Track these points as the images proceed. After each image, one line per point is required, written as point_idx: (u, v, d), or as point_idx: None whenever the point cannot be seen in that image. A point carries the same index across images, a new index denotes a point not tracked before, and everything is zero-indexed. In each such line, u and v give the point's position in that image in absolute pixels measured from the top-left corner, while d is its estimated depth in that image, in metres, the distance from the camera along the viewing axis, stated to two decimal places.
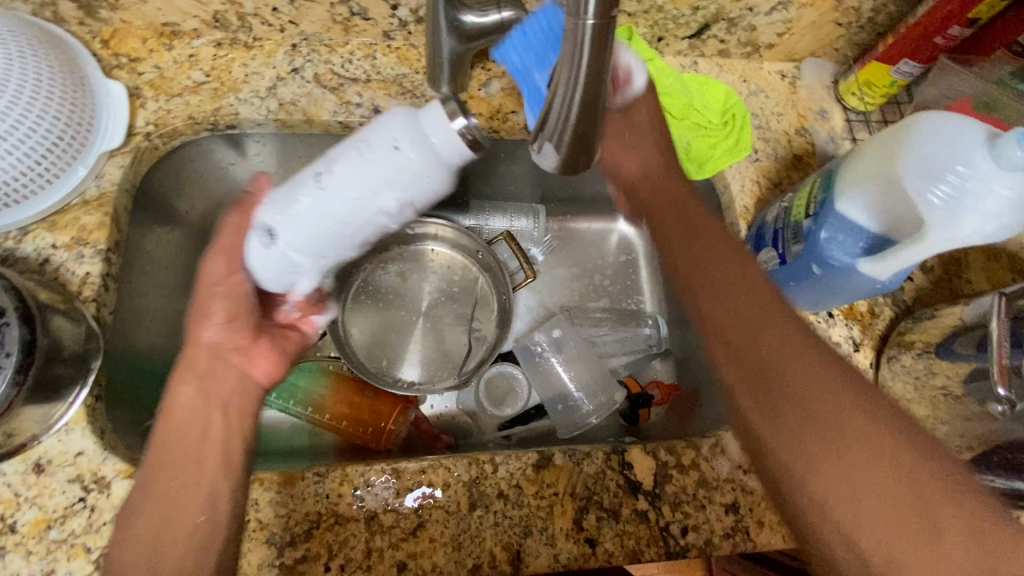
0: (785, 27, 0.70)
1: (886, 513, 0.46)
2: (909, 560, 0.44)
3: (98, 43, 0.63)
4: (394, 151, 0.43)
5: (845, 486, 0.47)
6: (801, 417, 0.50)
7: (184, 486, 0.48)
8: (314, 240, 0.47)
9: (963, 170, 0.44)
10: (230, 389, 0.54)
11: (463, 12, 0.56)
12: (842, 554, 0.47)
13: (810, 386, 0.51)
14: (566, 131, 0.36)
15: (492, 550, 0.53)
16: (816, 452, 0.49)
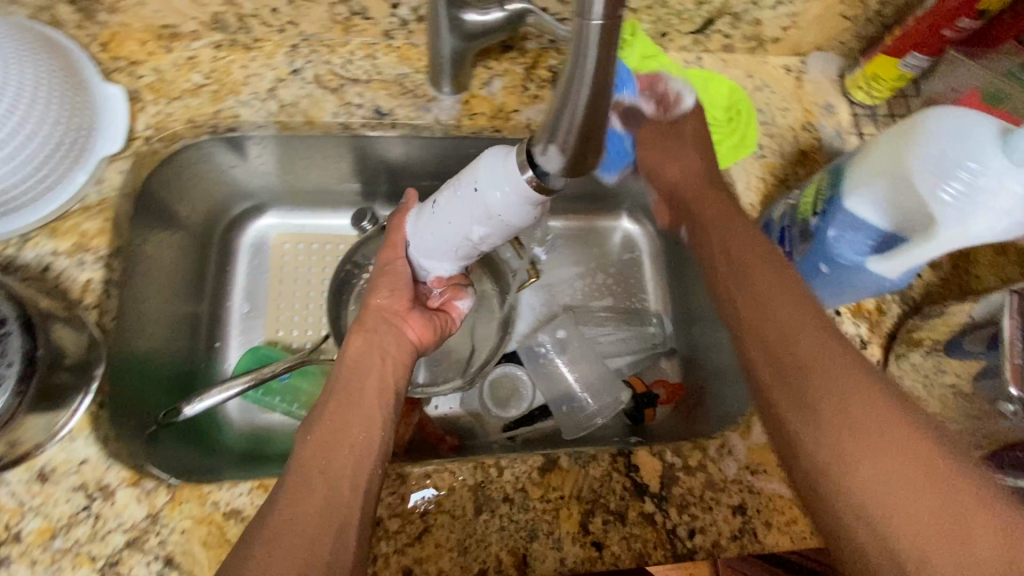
0: (791, 21, 0.69)
1: (865, 408, 0.42)
2: (861, 456, 0.41)
3: (96, 47, 0.63)
4: (476, 192, 0.48)
5: (880, 467, 0.40)
6: (784, 369, 0.48)
7: (364, 425, 0.52)
8: (435, 245, 0.56)
9: (975, 166, 0.43)
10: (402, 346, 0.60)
11: (465, 10, 0.55)
12: (810, 474, 0.43)
13: (772, 296, 0.52)
14: (574, 135, 0.34)
15: (498, 554, 0.53)
16: (858, 415, 0.42)
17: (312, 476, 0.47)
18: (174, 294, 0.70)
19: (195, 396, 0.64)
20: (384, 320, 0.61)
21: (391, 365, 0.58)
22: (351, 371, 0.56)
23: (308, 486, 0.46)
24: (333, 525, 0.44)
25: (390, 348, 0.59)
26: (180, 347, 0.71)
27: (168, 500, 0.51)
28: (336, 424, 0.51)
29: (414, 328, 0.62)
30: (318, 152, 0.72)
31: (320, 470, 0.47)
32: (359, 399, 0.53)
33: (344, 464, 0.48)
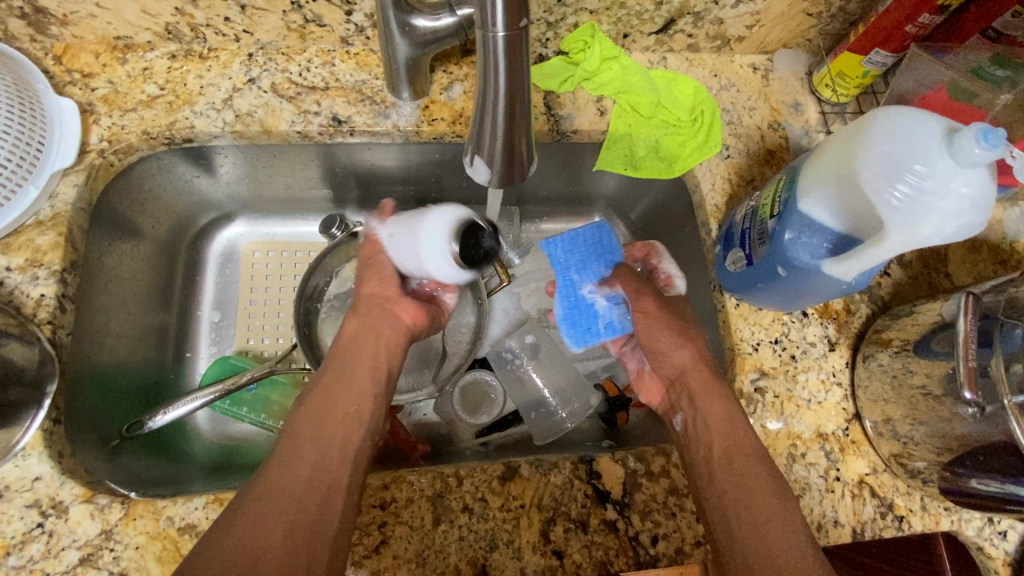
0: (754, 19, 0.68)
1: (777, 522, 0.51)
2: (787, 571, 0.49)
3: (50, 60, 0.63)
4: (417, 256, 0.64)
5: (778, 546, 0.50)
6: (720, 470, 0.55)
7: (355, 400, 0.59)
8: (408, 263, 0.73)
9: (921, 168, 0.42)
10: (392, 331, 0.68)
11: (413, 15, 0.55)
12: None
13: (721, 429, 0.57)
14: (497, 143, 0.35)
15: (457, 564, 0.53)
16: (770, 530, 0.51)
17: (302, 446, 0.54)
18: (138, 305, 0.69)
19: (161, 409, 0.64)
20: (379, 307, 0.68)
21: (384, 347, 0.66)
22: (345, 353, 0.64)
23: (299, 451, 0.54)
24: (322, 486, 0.52)
25: (383, 330, 0.67)
26: (145, 359, 0.70)
27: (122, 516, 0.51)
28: (329, 400, 0.59)
29: (408, 313, 0.70)
30: (281, 160, 0.72)
31: (310, 440, 0.55)
32: (352, 377, 0.61)
33: (333, 434, 0.56)
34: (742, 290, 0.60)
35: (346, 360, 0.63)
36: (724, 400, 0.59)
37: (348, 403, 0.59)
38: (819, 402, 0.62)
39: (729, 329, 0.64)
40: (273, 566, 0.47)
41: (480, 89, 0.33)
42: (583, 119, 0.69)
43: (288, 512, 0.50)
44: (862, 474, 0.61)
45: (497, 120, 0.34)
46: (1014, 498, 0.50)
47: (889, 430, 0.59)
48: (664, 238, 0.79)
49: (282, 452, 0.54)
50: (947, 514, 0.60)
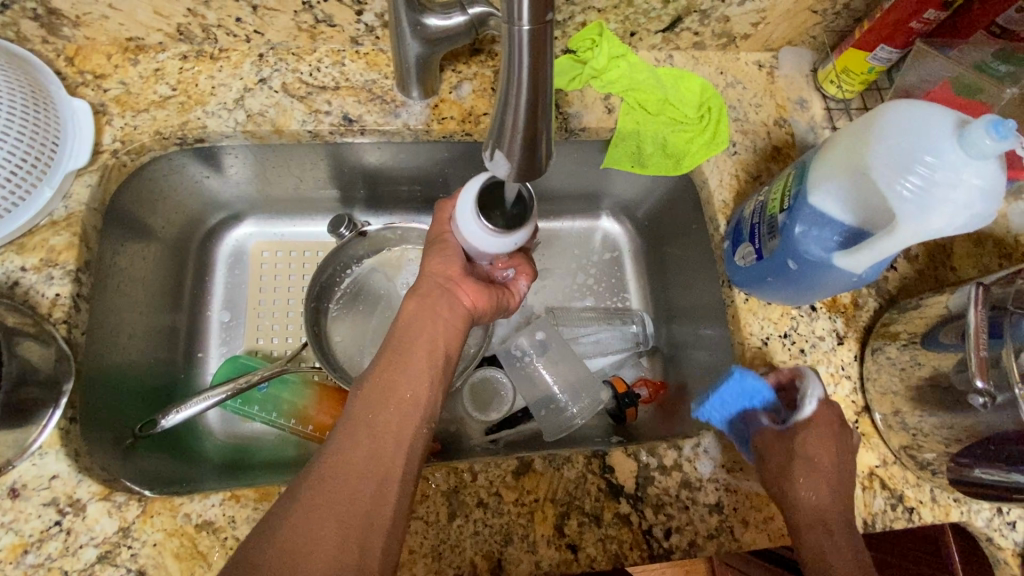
0: (759, 17, 0.69)
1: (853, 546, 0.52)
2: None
3: (62, 61, 0.63)
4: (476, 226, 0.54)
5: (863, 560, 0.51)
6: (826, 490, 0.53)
7: (414, 384, 0.53)
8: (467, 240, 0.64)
9: (932, 160, 0.43)
10: (452, 311, 0.59)
11: (426, 14, 0.55)
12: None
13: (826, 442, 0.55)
14: (518, 137, 0.35)
15: (472, 559, 0.53)
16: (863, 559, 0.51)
17: (359, 430, 0.49)
18: (150, 305, 0.70)
19: (173, 409, 0.64)
20: (439, 285, 0.59)
21: (443, 329, 0.57)
22: (402, 330, 0.56)
23: (353, 442, 0.48)
24: (375, 477, 0.47)
25: (443, 309, 0.58)
26: (156, 360, 0.71)
27: (139, 513, 0.51)
28: (383, 384, 0.52)
29: (470, 294, 0.61)
30: (290, 159, 0.72)
31: (367, 425, 0.50)
32: (407, 360, 0.54)
33: (388, 419, 0.50)
34: (752, 284, 0.60)
35: (400, 343, 0.55)
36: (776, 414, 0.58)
37: (405, 387, 0.52)
38: (828, 395, 0.63)
39: (738, 324, 0.65)
40: (324, 563, 0.43)
41: (503, 82, 0.34)
42: (591, 116, 0.70)
43: (339, 508, 0.45)
44: (871, 466, 0.61)
45: (517, 116, 0.35)
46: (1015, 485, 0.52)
47: (899, 422, 0.60)
48: (671, 235, 0.79)
49: (339, 440, 0.49)
50: (957, 505, 0.60)
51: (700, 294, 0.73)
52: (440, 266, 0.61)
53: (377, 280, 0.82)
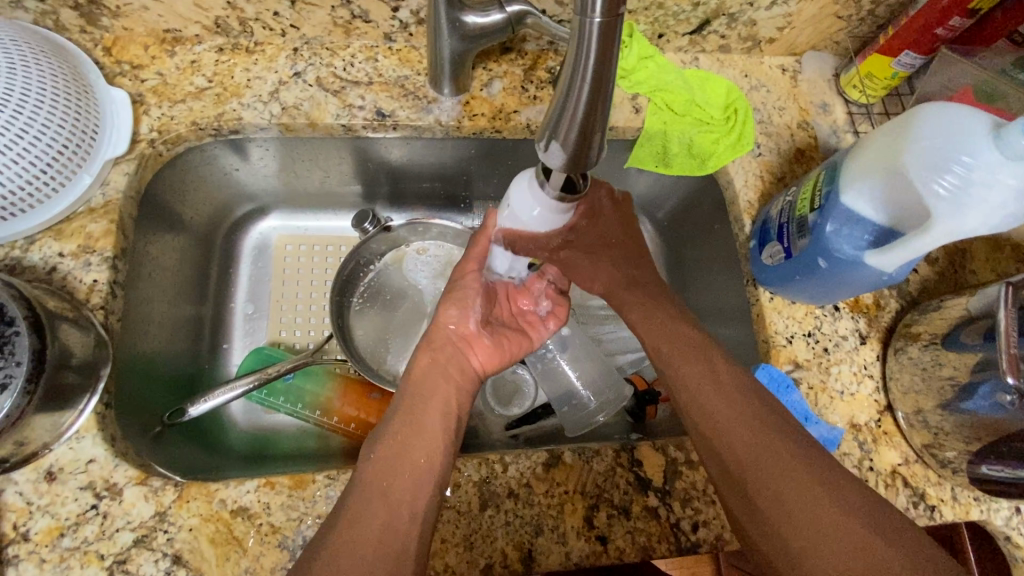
0: (785, 22, 0.70)
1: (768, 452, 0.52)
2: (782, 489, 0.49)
3: (100, 51, 0.63)
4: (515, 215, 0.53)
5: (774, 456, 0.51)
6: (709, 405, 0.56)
7: (427, 447, 0.53)
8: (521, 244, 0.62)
9: (969, 160, 0.44)
10: (464, 371, 0.63)
11: (464, 12, 0.56)
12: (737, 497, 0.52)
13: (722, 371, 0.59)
14: (575, 129, 0.36)
15: (504, 549, 0.53)
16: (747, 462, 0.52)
17: (372, 496, 0.48)
18: (179, 294, 0.70)
19: (202, 397, 0.65)
20: (452, 342, 0.64)
21: (456, 387, 0.61)
22: (411, 398, 0.57)
23: (369, 509, 0.47)
24: (389, 554, 0.45)
25: (455, 370, 0.62)
26: (183, 349, 0.71)
27: (176, 498, 0.51)
28: (393, 454, 0.51)
29: (480, 353, 0.65)
30: (319, 153, 0.73)
31: (380, 492, 0.49)
32: (419, 425, 0.54)
33: (403, 485, 0.49)
34: (780, 283, 0.61)
35: (411, 408, 0.56)
36: (759, 433, 0.53)
37: (416, 453, 0.52)
38: (851, 394, 0.64)
39: (763, 322, 0.65)
40: None
41: (566, 72, 0.35)
42: (619, 116, 0.71)
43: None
44: (894, 464, 0.62)
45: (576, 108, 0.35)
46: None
47: (921, 421, 0.61)
48: (693, 235, 0.80)
49: (350, 514, 0.47)
50: (977, 504, 0.61)
51: (722, 293, 0.74)
52: (455, 320, 0.65)
53: (394, 275, 0.82)
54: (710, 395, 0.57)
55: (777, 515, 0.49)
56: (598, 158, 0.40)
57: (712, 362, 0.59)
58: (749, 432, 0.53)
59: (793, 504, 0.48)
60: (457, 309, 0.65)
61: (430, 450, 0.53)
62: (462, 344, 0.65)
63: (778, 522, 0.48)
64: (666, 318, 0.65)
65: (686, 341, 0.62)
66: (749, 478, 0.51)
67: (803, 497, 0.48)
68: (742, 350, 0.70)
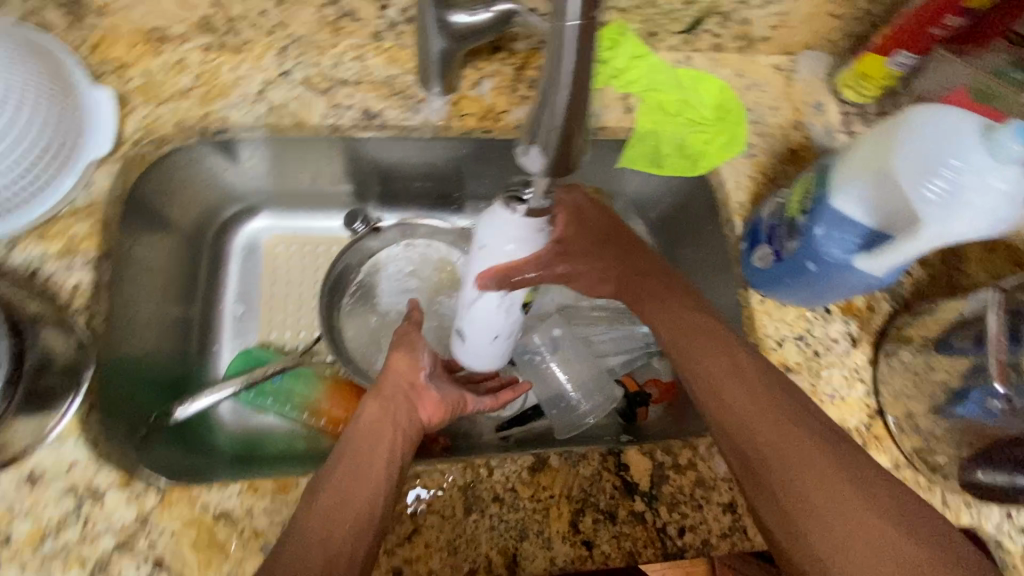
0: (779, 20, 0.69)
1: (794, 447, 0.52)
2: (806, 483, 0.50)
3: (85, 50, 0.63)
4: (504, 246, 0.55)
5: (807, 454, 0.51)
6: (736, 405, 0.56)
7: (368, 495, 0.49)
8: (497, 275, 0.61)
9: (959, 164, 0.43)
10: (411, 422, 0.58)
11: (451, 11, 0.55)
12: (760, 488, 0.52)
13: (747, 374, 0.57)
14: (554, 133, 0.36)
15: (488, 554, 0.53)
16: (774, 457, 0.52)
17: (309, 544, 0.46)
18: (166, 294, 0.70)
19: (189, 399, 0.66)
20: (402, 391, 0.59)
21: (404, 434, 0.55)
22: (353, 445, 0.53)
23: (303, 559, 0.45)
24: None
25: (404, 420, 0.57)
26: (171, 351, 0.71)
27: (158, 502, 0.51)
28: (334, 499, 0.49)
29: (426, 407, 0.60)
30: (308, 153, 0.72)
31: (316, 539, 0.46)
32: (358, 474, 0.50)
33: (342, 536, 0.47)
34: (770, 285, 0.61)
35: (351, 458, 0.52)
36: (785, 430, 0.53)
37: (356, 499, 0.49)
38: (842, 398, 0.63)
39: (753, 326, 0.65)
40: None
41: (544, 75, 0.35)
42: (610, 116, 0.70)
43: None
44: (884, 469, 0.61)
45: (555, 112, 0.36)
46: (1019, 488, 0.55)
47: (912, 425, 0.60)
48: (685, 236, 0.78)
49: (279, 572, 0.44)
50: (967, 510, 0.61)
51: (712, 294, 0.74)
52: (405, 369, 0.60)
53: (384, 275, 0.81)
54: (738, 394, 0.56)
55: (800, 508, 0.49)
56: (581, 163, 0.39)
57: (733, 356, 0.59)
58: (772, 424, 0.54)
59: (817, 498, 0.49)
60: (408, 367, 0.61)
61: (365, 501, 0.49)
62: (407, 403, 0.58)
63: (799, 511, 0.49)
64: (681, 312, 0.64)
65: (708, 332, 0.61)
66: (772, 472, 0.51)
67: (830, 489, 0.49)
68: None
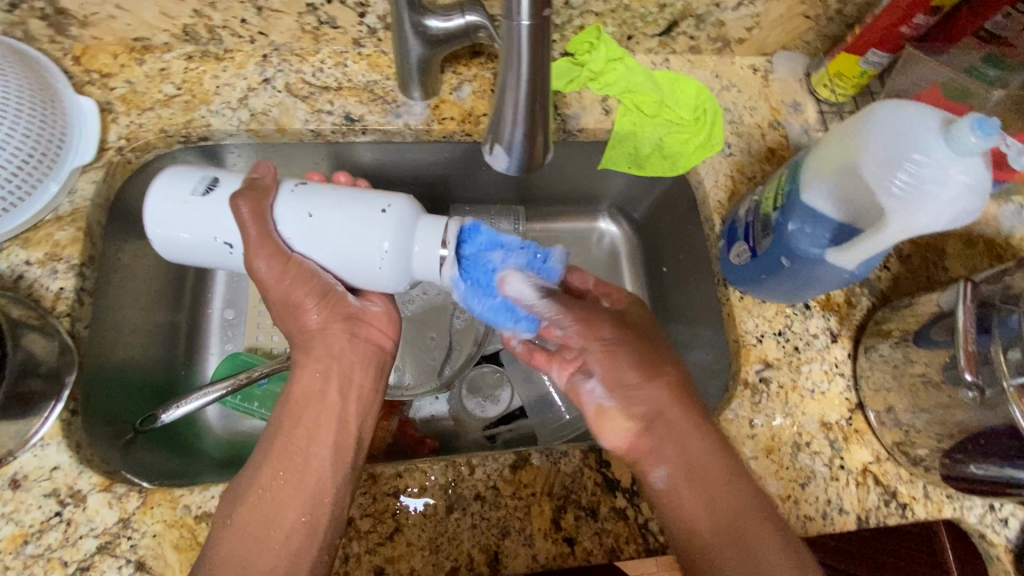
0: (754, 22, 0.70)
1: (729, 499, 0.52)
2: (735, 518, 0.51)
3: (70, 60, 0.64)
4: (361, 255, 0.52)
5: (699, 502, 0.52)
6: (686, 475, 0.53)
7: (281, 460, 0.51)
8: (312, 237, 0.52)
9: (919, 158, 0.44)
10: (338, 372, 0.57)
11: (427, 16, 0.56)
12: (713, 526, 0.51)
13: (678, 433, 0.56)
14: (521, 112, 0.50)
15: (469, 552, 0.53)
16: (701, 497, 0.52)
17: (281, 436, 0.53)
18: (153, 301, 0.70)
19: (172, 404, 0.64)
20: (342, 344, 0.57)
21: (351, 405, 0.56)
22: (294, 421, 0.54)
23: (274, 449, 0.52)
24: (290, 479, 0.51)
25: (352, 374, 0.57)
26: (156, 356, 0.70)
27: (139, 504, 0.51)
28: (268, 511, 0.49)
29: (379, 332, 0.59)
30: (293, 159, 0.72)
31: (277, 454, 0.52)
32: (307, 451, 0.52)
33: (290, 457, 0.52)
34: (747, 283, 0.61)
35: (282, 458, 0.51)
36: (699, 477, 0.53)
37: (321, 464, 0.52)
38: (822, 392, 0.64)
39: (733, 322, 0.66)
40: (254, 517, 0.49)
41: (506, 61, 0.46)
42: (589, 117, 0.71)
43: (264, 507, 0.49)
44: (865, 462, 0.62)
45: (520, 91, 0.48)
46: (1001, 480, 0.54)
47: (892, 419, 0.60)
48: (666, 237, 0.81)
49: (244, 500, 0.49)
50: (949, 502, 0.61)
51: (694, 293, 0.75)
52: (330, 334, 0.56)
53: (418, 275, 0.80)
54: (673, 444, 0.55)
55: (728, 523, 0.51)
56: (532, 162, 0.56)
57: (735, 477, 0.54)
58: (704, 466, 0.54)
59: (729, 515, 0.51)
60: (341, 322, 0.56)
61: (302, 517, 0.49)
62: (338, 375, 0.56)
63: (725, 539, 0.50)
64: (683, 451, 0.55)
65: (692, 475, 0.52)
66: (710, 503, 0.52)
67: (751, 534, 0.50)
68: (717, 352, 0.70)
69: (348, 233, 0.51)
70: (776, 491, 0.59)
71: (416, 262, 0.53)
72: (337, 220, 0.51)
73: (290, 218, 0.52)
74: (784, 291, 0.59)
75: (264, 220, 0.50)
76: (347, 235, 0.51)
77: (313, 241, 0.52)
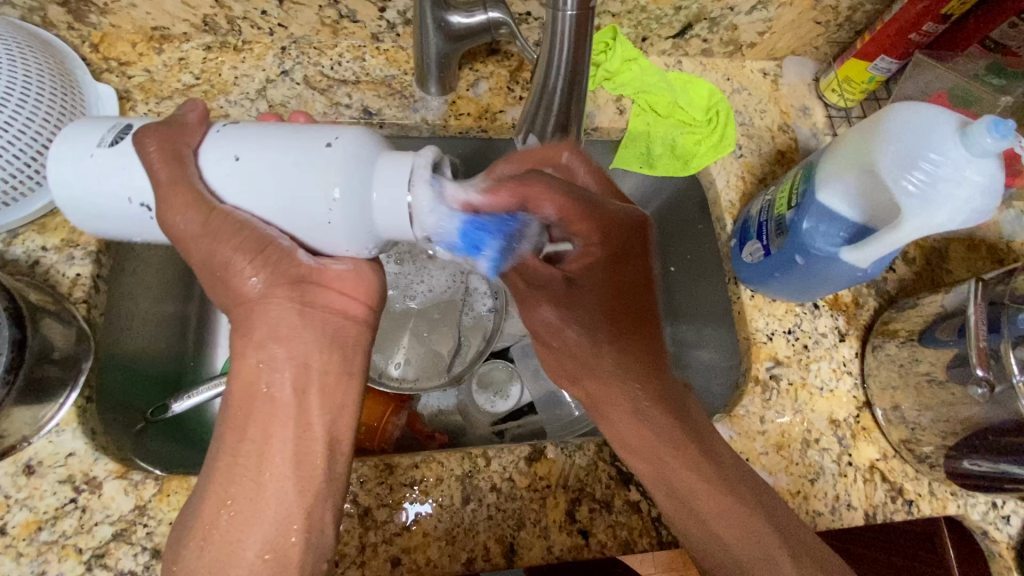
0: (766, 26, 0.72)
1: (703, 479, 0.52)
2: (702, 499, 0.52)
3: (87, 48, 0.64)
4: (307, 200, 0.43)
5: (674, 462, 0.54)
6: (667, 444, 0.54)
7: (232, 480, 0.44)
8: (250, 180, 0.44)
9: (935, 157, 0.45)
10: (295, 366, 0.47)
11: (450, 12, 0.57)
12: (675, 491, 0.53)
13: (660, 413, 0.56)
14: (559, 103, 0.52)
15: (486, 543, 0.54)
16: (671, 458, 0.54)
17: (231, 450, 0.45)
18: (164, 292, 0.69)
19: (184, 394, 0.63)
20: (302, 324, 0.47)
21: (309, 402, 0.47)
22: (241, 435, 0.45)
23: (229, 465, 0.45)
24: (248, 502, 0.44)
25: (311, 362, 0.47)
26: (166, 346, 0.70)
27: (156, 492, 0.51)
28: (225, 546, 0.43)
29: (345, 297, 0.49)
30: None
31: (227, 472, 0.44)
32: (262, 467, 0.44)
33: (244, 473, 0.44)
34: (759, 280, 0.63)
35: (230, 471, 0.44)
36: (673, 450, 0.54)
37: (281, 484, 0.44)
38: (831, 390, 0.65)
39: (744, 320, 0.67)
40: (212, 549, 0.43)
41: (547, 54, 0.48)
42: (604, 117, 0.73)
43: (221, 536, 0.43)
44: (872, 459, 0.63)
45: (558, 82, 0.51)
46: (1005, 475, 0.54)
47: (898, 416, 0.62)
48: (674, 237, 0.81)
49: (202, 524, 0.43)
50: (954, 499, 0.62)
51: (701, 293, 0.75)
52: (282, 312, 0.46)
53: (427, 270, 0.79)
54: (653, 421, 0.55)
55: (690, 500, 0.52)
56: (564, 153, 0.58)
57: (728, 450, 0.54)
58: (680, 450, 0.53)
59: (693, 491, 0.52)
60: (288, 290, 0.46)
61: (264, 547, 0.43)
62: (295, 364, 0.46)
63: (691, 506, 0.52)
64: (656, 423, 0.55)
65: (672, 451, 0.53)
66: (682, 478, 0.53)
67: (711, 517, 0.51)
68: (726, 352, 0.71)
69: (294, 175, 0.43)
70: (786, 487, 0.60)
71: (376, 208, 0.45)
72: (271, 159, 0.44)
73: (225, 163, 0.44)
74: (791, 287, 0.60)
75: (180, 164, 0.43)
76: (290, 171, 0.43)
77: (250, 181, 0.43)
